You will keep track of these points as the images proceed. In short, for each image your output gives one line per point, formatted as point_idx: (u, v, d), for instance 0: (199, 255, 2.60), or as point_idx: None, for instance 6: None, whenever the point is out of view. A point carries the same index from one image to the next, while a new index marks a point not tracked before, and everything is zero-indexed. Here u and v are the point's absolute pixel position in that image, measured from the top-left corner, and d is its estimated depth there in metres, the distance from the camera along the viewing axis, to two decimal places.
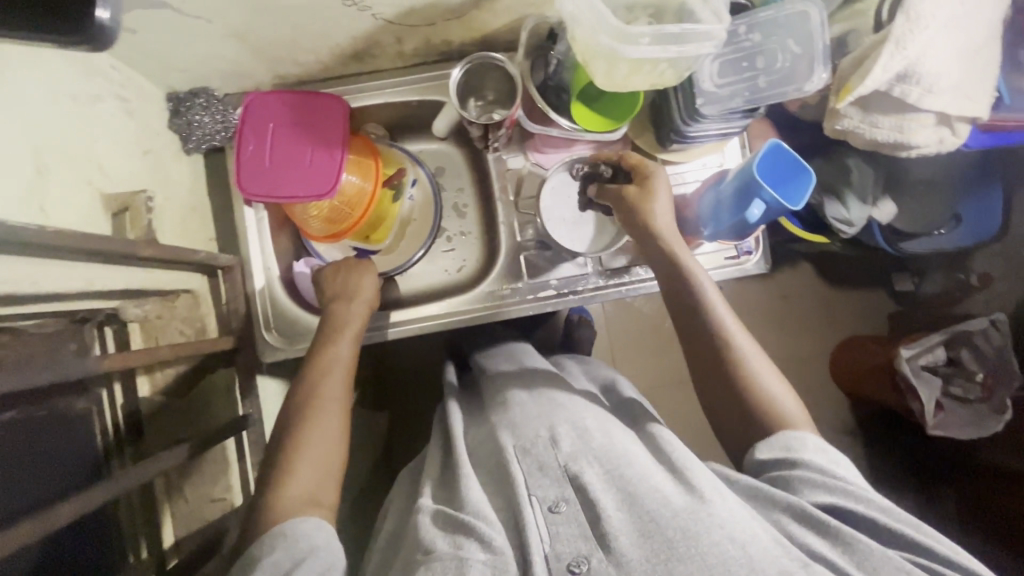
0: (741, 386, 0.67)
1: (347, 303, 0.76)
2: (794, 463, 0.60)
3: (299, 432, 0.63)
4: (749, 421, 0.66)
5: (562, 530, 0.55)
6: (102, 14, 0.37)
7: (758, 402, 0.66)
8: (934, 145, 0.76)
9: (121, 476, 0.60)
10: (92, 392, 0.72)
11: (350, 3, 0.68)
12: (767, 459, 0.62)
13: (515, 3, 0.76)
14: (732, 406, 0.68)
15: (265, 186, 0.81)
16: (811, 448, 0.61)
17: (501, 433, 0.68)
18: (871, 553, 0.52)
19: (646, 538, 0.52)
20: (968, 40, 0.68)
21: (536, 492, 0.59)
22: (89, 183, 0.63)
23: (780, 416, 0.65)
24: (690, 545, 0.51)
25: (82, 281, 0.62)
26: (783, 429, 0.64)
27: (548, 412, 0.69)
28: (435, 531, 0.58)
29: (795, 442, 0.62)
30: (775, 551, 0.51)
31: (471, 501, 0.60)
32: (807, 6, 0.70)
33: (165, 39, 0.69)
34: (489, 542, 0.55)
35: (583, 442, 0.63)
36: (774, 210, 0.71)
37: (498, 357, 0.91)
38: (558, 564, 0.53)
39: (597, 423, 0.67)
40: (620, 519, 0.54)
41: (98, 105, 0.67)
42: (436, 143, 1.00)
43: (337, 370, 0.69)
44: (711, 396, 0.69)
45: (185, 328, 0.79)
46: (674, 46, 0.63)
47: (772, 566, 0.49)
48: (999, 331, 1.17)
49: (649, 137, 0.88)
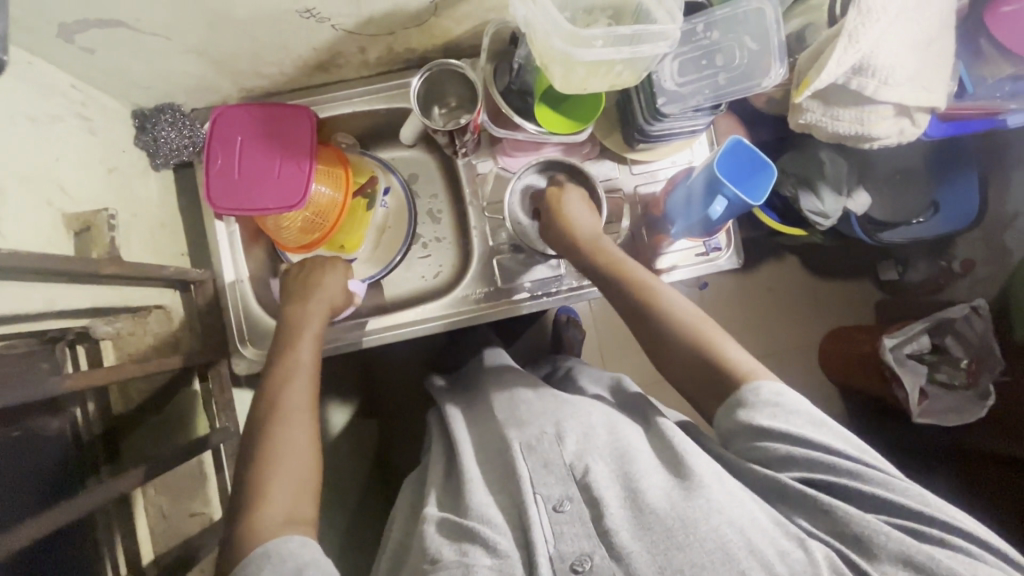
0: (702, 352, 0.66)
1: (304, 303, 0.77)
2: (757, 430, 0.59)
3: (265, 446, 0.62)
4: (714, 385, 0.65)
5: (566, 529, 0.56)
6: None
7: (721, 359, 0.65)
8: (895, 135, 0.76)
9: (90, 493, 0.60)
10: (66, 411, 0.72)
11: (307, 15, 0.69)
12: (731, 425, 0.62)
13: (474, 9, 0.77)
14: (696, 367, 0.66)
15: (234, 200, 0.81)
16: (765, 400, 0.60)
17: (507, 433, 0.68)
18: (857, 523, 0.53)
19: (645, 530, 0.54)
20: (920, 31, 0.68)
21: (541, 490, 0.59)
22: (48, 203, 0.63)
23: (746, 368, 0.64)
24: (688, 533, 0.52)
25: (44, 302, 0.62)
26: (742, 383, 0.63)
27: (558, 409, 0.70)
28: (439, 539, 0.59)
29: (750, 395, 0.61)
30: (773, 531, 0.53)
31: (475, 506, 0.60)
32: (762, 4, 0.72)
33: (125, 58, 0.69)
34: (495, 547, 0.56)
35: (588, 441, 0.64)
36: (735, 207, 0.72)
37: (494, 359, 0.92)
38: (562, 564, 0.54)
39: (603, 420, 0.68)
40: (622, 514, 0.55)
41: (58, 125, 0.67)
42: (408, 150, 0.99)
43: (299, 376, 0.69)
44: (682, 373, 0.68)
45: (157, 344, 0.79)
46: (627, 48, 0.64)
47: (769, 546, 0.52)
48: (980, 317, 1.17)
49: (616, 136, 0.88)
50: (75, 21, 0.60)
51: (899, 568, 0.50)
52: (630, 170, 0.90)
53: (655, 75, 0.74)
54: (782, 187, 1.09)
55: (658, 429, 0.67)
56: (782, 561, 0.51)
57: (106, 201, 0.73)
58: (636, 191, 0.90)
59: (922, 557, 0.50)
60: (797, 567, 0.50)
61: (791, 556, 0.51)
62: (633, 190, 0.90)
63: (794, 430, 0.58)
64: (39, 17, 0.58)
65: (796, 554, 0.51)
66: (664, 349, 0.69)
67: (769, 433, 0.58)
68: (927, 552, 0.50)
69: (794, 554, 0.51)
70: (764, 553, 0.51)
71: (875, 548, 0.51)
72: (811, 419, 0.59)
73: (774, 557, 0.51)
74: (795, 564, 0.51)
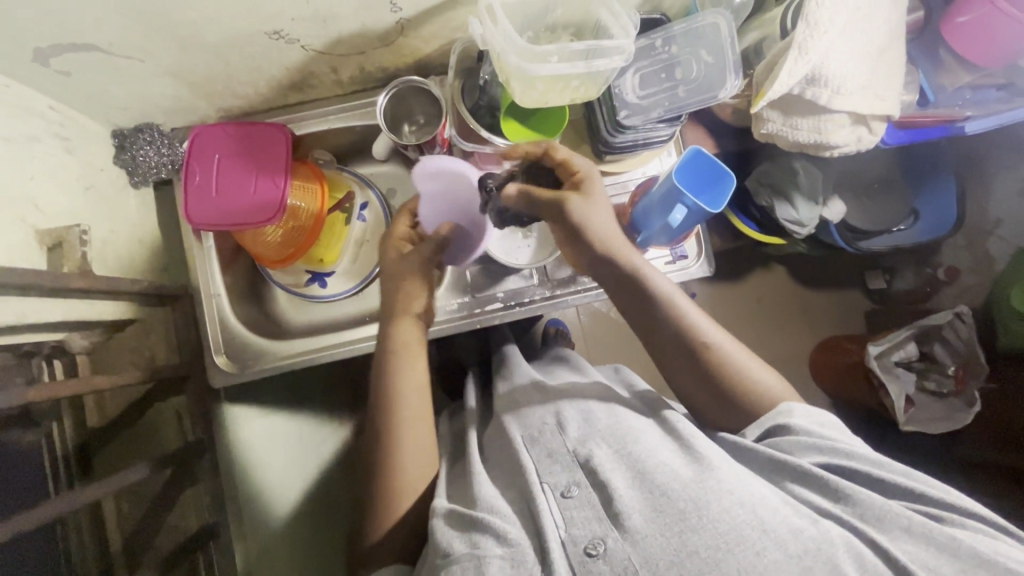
0: (720, 366, 0.66)
1: (404, 321, 0.76)
2: (784, 428, 0.62)
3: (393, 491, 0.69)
4: (731, 402, 0.66)
5: (577, 513, 0.57)
6: None
7: (740, 386, 0.66)
8: (853, 144, 0.78)
9: (63, 498, 0.62)
10: (42, 425, 0.75)
11: (276, 37, 0.71)
12: (758, 437, 0.64)
13: (440, 29, 0.80)
14: (712, 392, 0.67)
15: (211, 214, 0.82)
16: (799, 416, 0.63)
17: (509, 423, 0.71)
18: (871, 505, 0.53)
19: (657, 513, 0.54)
20: (868, 43, 0.71)
21: (548, 479, 0.61)
22: (21, 219, 0.66)
23: (761, 394, 0.66)
24: (702, 515, 0.52)
25: (14, 315, 0.64)
26: (773, 405, 0.65)
27: (556, 399, 0.73)
28: (449, 531, 0.60)
29: (782, 416, 0.63)
30: (785, 510, 0.53)
31: (485, 497, 0.62)
32: (717, 18, 0.74)
33: (101, 80, 0.72)
34: (506, 536, 0.57)
35: (589, 426, 0.66)
36: (695, 215, 0.74)
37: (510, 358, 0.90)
38: (575, 548, 0.54)
39: (603, 405, 0.70)
40: (632, 497, 0.56)
41: (35, 145, 0.69)
42: (385, 165, 1.01)
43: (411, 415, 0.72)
44: (697, 391, 0.68)
45: (134, 358, 0.84)
46: (582, 62, 0.67)
47: (780, 524, 0.51)
48: (966, 324, 1.16)
49: (586, 149, 0.89)
50: (49, 46, 0.63)
51: (921, 549, 0.50)
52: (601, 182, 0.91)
53: (616, 89, 0.76)
54: (758, 197, 1.08)
55: (663, 416, 0.68)
56: (794, 538, 0.50)
57: (82, 217, 0.75)
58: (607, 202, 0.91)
59: (941, 537, 0.50)
60: (811, 543, 0.50)
61: (804, 534, 0.51)
62: None
63: (819, 432, 0.60)
64: (14, 42, 0.61)
65: (809, 531, 0.51)
66: (671, 357, 0.68)
67: (798, 433, 0.61)
68: (949, 533, 0.50)
69: (807, 531, 0.51)
70: (776, 531, 0.51)
71: (895, 530, 0.52)
72: (838, 430, 0.62)
73: (786, 535, 0.50)
74: (808, 541, 0.50)
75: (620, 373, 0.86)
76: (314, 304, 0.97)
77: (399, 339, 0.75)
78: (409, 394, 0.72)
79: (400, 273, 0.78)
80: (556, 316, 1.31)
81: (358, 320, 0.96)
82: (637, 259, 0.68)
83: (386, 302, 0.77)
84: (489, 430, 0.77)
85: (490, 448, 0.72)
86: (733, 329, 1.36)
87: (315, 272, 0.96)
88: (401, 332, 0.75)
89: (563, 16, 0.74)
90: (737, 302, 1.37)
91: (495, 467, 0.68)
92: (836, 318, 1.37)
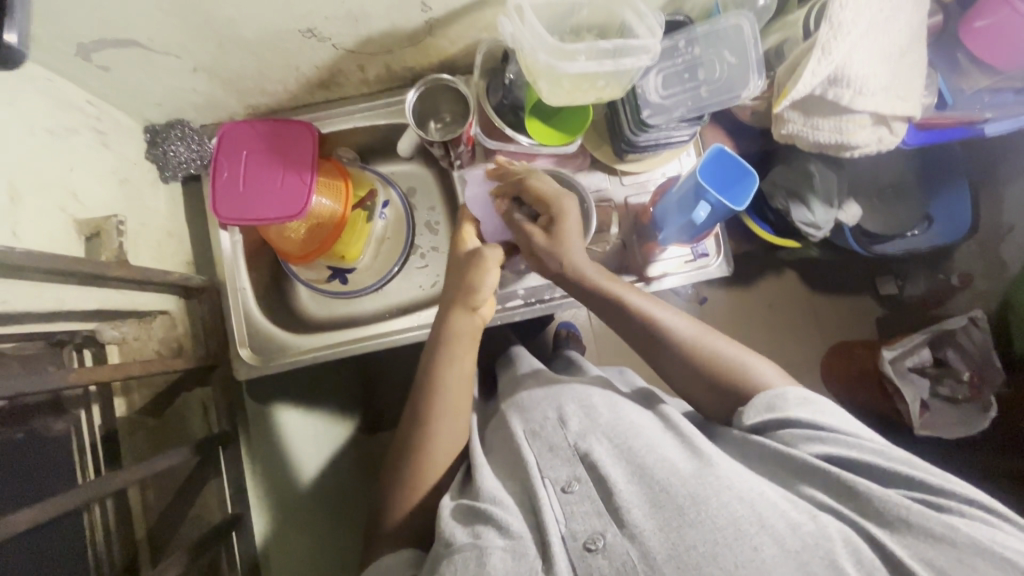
0: (714, 366, 0.69)
1: (467, 312, 0.76)
2: (782, 421, 0.62)
3: (417, 475, 0.72)
4: (728, 393, 0.68)
5: (577, 508, 0.57)
6: (10, 36, 0.39)
7: (741, 376, 0.68)
8: (874, 143, 0.80)
9: (90, 485, 0.63)
10: (70, 413, 0.74)
11: (309, 34, 0.73)
12: (755, 424, 0.63)
13: (468, 29, 0.81)
14: (709, 381, 0.69)
15: (238, 209, 0.83)
16: (793, 403, 0.62)
17: (514, 418, 0.72)
18: (871, 497, 0.53)
19: (656, 509, 0.55)
20: (891, 44, 0.72)
21: (550, 473, 0.62)
22: (61, 209, 0.67)
23: (764, 381, 0.67)
24: (700, 511, 0.53)
25: (53, 301, 0.66)
26: (761, 391, 0.66)
27: (557, 393, 0.73)
28: (454, 522, 0.61)
29: (777, 401, 0.63)
30: (784, 505, 0.53)
31: (488, 488, 0.63)
32: (740, 20, 0.76)
33: (138, 76, 0.74)
34: (507, 529, 0.57)
35: (590, 419, 0.67)
36: (719, 212, 0.75)
37: (519, 359, 0.92)
38: (575, 543, 0.55)
39: (604, 400, 0.70)
40: (632, 492, 0.57)
41: (74, 137, 0.71)
42: (408, 164, 1.02)
43: (441, 405, 0.74)
44: (695, 384, 0.71)
45: (161, 347, 0.82)
46: (610, 61, 0.68)
47: (779, 520, 0.52)
48: (979, 328, 1.15)
49: (606, 148, 0.91)
50: (93, 41, 0.65)
51: (918, 541, 0.50)
52: (620, 181, 0.92)
53: (640, 89, 0.77)
54: (772, 199, 1.08)
55: (663, 414, 0.69)
56: (793, 534, 0.51)
57: (116, 210, 0.77)
58: (626, 202, 0.92)
59: (940, 528, 0.49)
60: (809, 539, 0.50)
61: (803, 529, 0.51)
62: (623, 202, 0.92)
63: (819, 421, 0.60)
64: (59, 36, 0.63)
65: (808, 526, 0.51)
66: (669, 355, 0.72)
67: (792, 423, 0.61)
68: (946, 523, 0.49)
69: (806, 525, 0.51)
70: (775, 526, 0.51)
71: (894, 522, 0.51)
72: (834, 415, 0.61)
73: (786, 531, 0.51)
74: (806, 535, 0.50)
75: (624, 375, 0.87)
76: (335, 300, 0.98)
77: (455, 334, 0.75)
78: (441, 395, 0.74)
79: (471, 266, 0.76)
80: (569, 319, 1.32)
81: (379, 316, 0.97)
82: (591, 272, 0.74)
83: (449, 290, 0.77)
84: (491, 424, 0.78)
85: (495, 440, 0.73)
86: (746, 334, 1.36)
87: (336, 268, 0.97)
88: (456, 325, 0.75)
89: (588, 17, 0.75)
90: (750, 306, 1.37)
91: (501, 458, 0.69)
92: (851, 324, 1.36)
